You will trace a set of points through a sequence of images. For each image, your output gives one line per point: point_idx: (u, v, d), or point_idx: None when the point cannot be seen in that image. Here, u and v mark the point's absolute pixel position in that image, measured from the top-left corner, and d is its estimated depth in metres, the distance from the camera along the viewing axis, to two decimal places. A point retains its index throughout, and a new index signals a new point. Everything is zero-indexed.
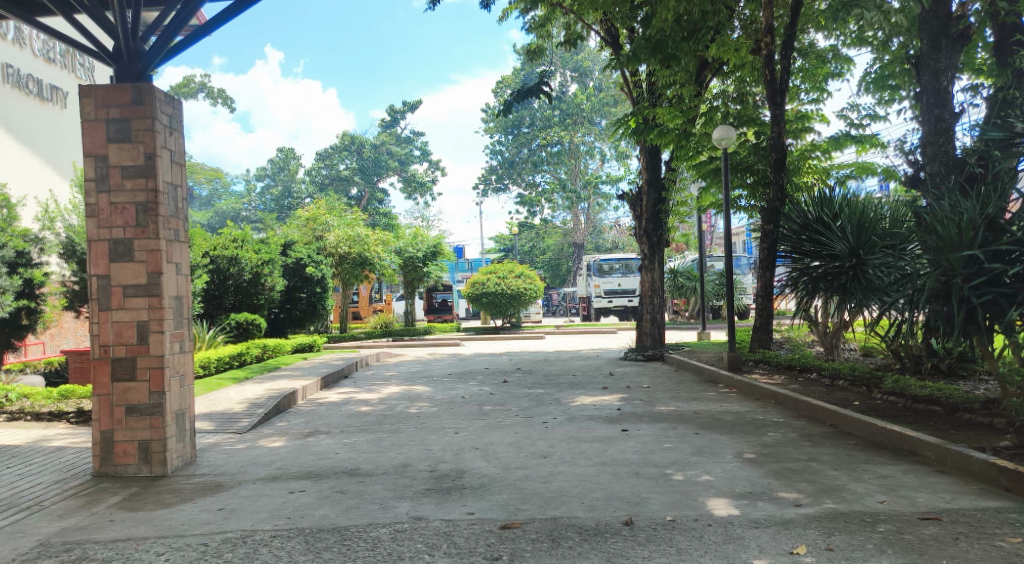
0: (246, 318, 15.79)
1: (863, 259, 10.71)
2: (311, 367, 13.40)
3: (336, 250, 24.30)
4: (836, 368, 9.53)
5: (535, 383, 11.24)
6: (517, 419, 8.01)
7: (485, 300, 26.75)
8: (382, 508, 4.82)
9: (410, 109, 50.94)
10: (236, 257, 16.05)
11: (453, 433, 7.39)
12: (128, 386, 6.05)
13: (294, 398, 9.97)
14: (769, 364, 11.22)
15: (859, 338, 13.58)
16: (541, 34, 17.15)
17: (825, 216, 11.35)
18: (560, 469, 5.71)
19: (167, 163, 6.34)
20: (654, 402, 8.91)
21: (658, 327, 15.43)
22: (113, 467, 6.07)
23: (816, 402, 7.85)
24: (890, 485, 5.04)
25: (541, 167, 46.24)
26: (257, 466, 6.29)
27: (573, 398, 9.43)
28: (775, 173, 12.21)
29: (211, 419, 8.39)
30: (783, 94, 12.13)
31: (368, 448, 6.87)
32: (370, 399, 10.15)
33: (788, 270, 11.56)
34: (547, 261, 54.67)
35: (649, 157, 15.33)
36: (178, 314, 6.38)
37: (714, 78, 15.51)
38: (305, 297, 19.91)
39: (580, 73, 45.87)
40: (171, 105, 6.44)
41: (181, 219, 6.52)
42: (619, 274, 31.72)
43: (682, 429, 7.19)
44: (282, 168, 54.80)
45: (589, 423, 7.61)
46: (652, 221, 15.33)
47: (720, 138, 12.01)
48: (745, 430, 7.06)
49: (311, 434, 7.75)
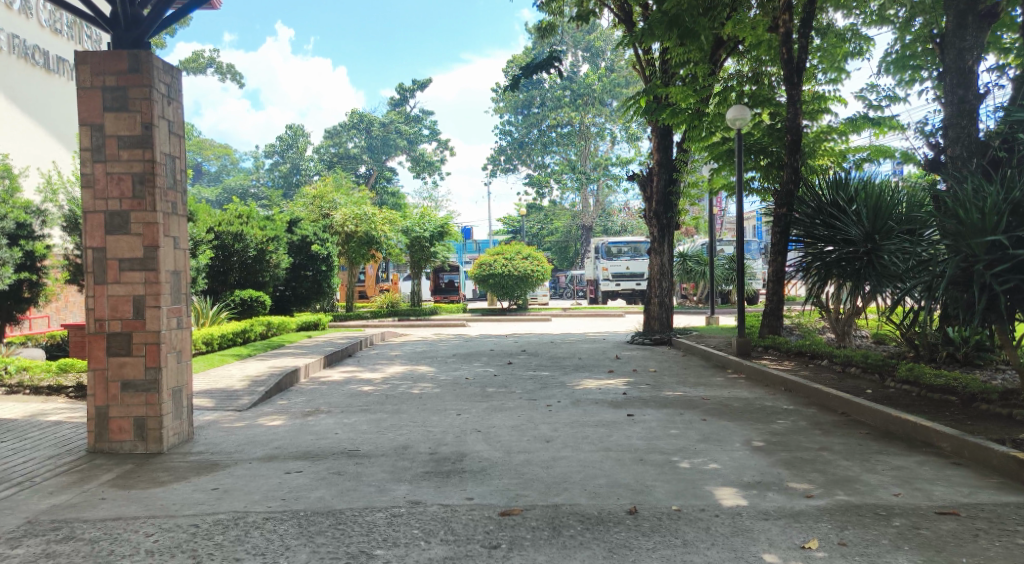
0: (251, 295, 15.66)
1: (878, 245, 10.44)
2: (315, 345, 13.29)
3: (343, 229, 24.12)
4: (849, 354, 9.32)
5: (540, 365, 11.09)
6: (521, 401, 7.85)
7: (492, 282, 26.61)
8: (378, 491, 4.69)
9: (420, 88, 50.47)
10: (242, 233, 15.95)
11: (455, 415, 7.25)
12: (123, 361, 5.93)
13: (296, 376, 9.86)
14: (779, 350, 11.05)
15: (872, 326, 13.31)
16: (554, 11, 16.77)
17: (839, 200, 11.12)
18: (562, 454, 5.56)
19: (165, 134, 6.16)
20: (661, 387, 8.75)
21: (667, 311, 15.21)
22: (108, 444, 5.96)
23: (827, 389, 7.66)
24: (904, 477, 4.87)
25: (552, 148, 45.81)
26: (254, 445, 6.18)
27: (578, 381, 9.26)
28: (789, 155, 11.90)
29: (211, 397, 8.28)
30: (800, 73, 11.78)
31: (368, 428, 6.74)
32: (373, 379, 10.02)
33: (801, 254, 11.32)
34: (555, 243, 54.17)
35: (661, 138, 15.03)
36: (175, 288, 6.23)
37: (729, 58, 15.14)
38: (310, 275, 19.76)
39: (592, 53, 45.26)
40: (169, 75, 6.25)
41: (179, 191, 6.36)
42: (627, 258, 31.53)
43: (689, 415, 7.02)
44: (290, 145, 54.42)
45: (593, 407, 7.46)
46: (662, 203, 15.06)
47: (734, 119, 11.69)
48: (754, 417, 6.89)
49: (311, 413, 7.63)
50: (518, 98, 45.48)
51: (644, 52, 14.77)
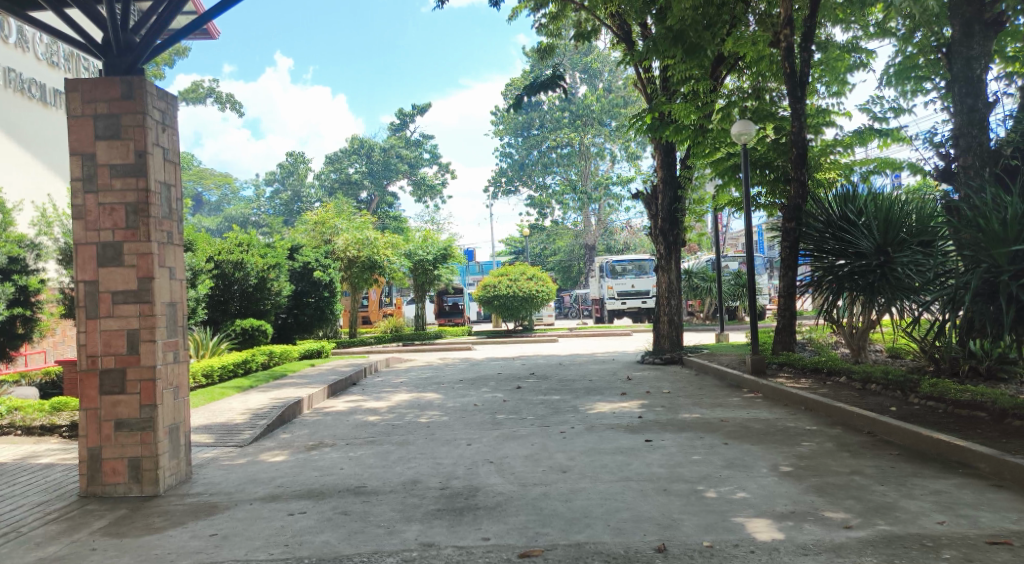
0: (252, 324, 15.39)
1: (891, 257, 10.17)
2: (319, 374, 13.01)
3: (345, 254, 23.93)
4: (868, 370, 8.99)
5: (550, 389, 10.79)
6: (533, 429, 7.56)
7: (497, 304, 26.33)
8: (388, 533, 4.40)
9: (419, 112, 50.61)
10: (242, 261, 15.74)
11: (465, 445, 6.96)
12: (118, 399, 5.69)
13: (300, 408, 9.58)
14: (794, 367, 10.72)
15: (887, 339, 13.03)
16: (553, 32, 16.67)
17: (848, 213, 10.86)
18: (581, 486, 5.27)
19: (160, 162, 5.97)
20: (677, 410, 8.45)
21: (676, 330, 14.92)
22: (102, 487, 5.69)
23: (850, 408, 7.36)
24: (945, 503, 4.56)
25: (552, 168, 45.78)
26: (255, 484, 5.89)
27: (591, 406, 8.97)
28: (795, 169, 11.60)
29: (211, 432, 8.00)
30: (804, 86, 11.53)
31: (374, 462, 6.45)
32: (379, 408, 9.73)
33: (811, 269, 11.04)
34: (558, 263, 53.95)
35: (665, 155, 14.85)
36: (172, 321, 6.00)
37: (730, 76, 14.88)
38: (312, 302, 19.51)
39: (589, 74, 45.35)
40: (163, 101, 6.06)
41: (175, 220, 6.14)
42: (632, 275, 31.24)
43: (710, 439, 6.72)
44: (290, 172, 54.47)
45: (609, 433, 7.17)
46: (668, 221, 14.84)
47: (738, 134, 11.44)
48: (778, 440, 6.59)
49: (315, 447, 7.33)
50: (517, 120, 45.69)
51: (645, 69, 14.60)
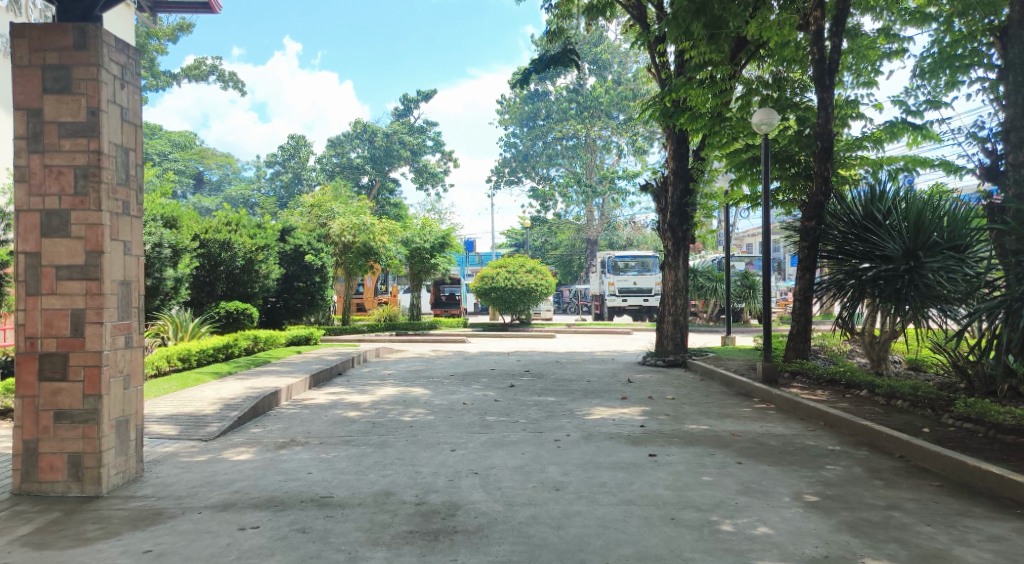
0: (237, 307, 14.68)
1: (920, 262, 9.49)
2: (303, 363, 12.37)
3: (340, 239, 23.23)
4: (893, 385, 8.33)
5: (544, 389, 10.14)
6: (525, 435, 6.91)
7: (496, 295, 25.66)
8: (348, 561, 3.75)
9: (424, 98, 49.80)
10: (229, 241, 15.11)
11: (449, 451, 6.30)
12: (58, 388, 5.02)
13: (276, 399, 8.93)
14: (809, 377, 10.06)
15: (904, 349, 12.40)
16: (565, 14, 15.84)
17: (875, 213, 10.24)
18: (576, 509, 4.61)
19: (116, 122, 5.28)
20: (682, 419, 7.80)
21: (682, 331, 14.26)
22: (37, 485, 5.04)
23: (878, 427, 6.72)
24: (1008, 553, 3.91)
25: (557, 160, 45.25)
26: (209, 488, 5.23)
27: (588, 410, 8.31)
28: (819, 163, 10.89)
29: (174, 423, 7.34)
30: (832, 74, 10.83)
31: (348, 467, 5.79)
32: (361, 403, 9.06)
33: (831, 272, 10.40)
34: (559, 257, 53.27)
35: (677, 145, 14.10)
36: (124, 302, 5.32)
37: (750, 65, 14.13)
38: (303, 287, 18.82)
39: (599, 65, 44.02)
40: (124, 54, 5.38)
41: (133, 188, 5.46)
42: (635, 272, 30.58)
43: (721, 457, 6.06)
44: (292, 154, 53.71)
45: (608, 444, 6.51)
46: (677, 215, 14.18)
47: (759, 123, 10.74)
48: (798, 461, 5.93)
49: (285, 445, 6.67)
50: (524, 110, 45.22)
51: (659, 51, 13.78)
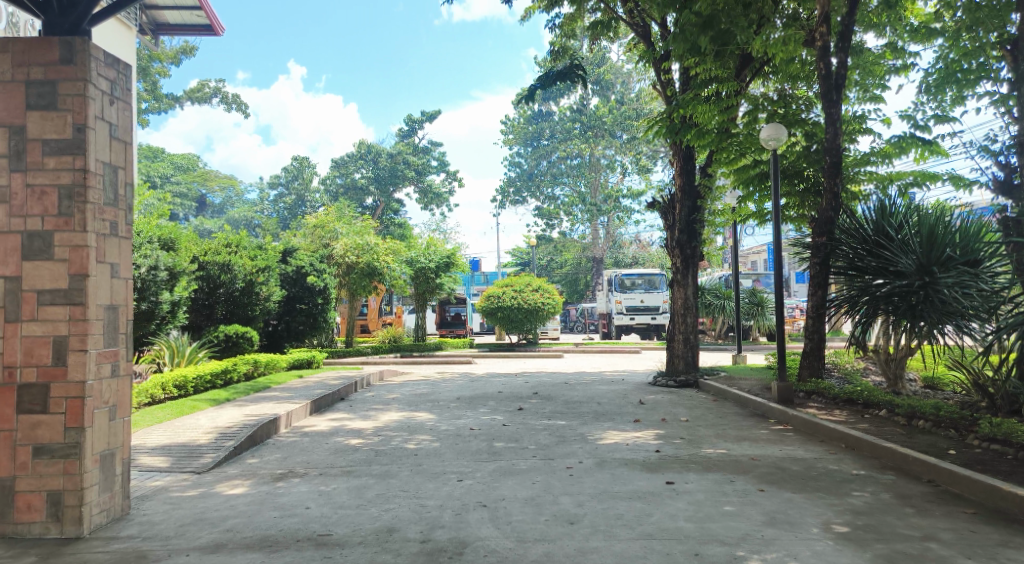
0: (236, 331, 14.40)
1: (935, 278, 9.13)
2: (305, 387, 12.05)
3: (343, 260, 23.01)
4: (913, 404, 7.92)
5: (553, 412, 9.78)
6: (535, 463, 6.55)
7: (501, 315, 25.32)
8: None
9: (428, 119, 49.87)
10: (228, 263, 14.87)
11: (455, 481, 5.95)
12: (37, 421, 4.71)
13: (275, 427, 8.61)
14: (825, 397, 9.66)
15: (920, 366, 11.99)
16: (569, 33, 15.67)
17: (886, 228, 9.88)
18: (592, 545, 4.26)
19: (104, 139, 5.03)
20: (698, 443, 7.43)
21: (692, 350, 13.90)
22: (13, 526, 4.71)
23: (903, 450, 6.32)
24: None
25: (561, 179, 45.09)
26: (199, 526, 4.90)
27: (600, 435, 7.94)
28: (828, 179, 10.55)
29: (168, 454, 7.02)
30: (840, 90, 10.50)
31: (348, 500, 5.45)
32: (364, 430, 8.72)
33: (842, 289, 10.03)
34: (565, 275, 52.96)
35: (684, 161, 13.85)
36: (110, 328, 5.02)
37: (757, 80, 13.87)
38: (305, 309, 18.53)
39: (602, 85, 43.90)
40: (113, 69, 5.15)
41: (122, 208, 5.20)
42: (641, 291, 30.22)
43: (742, 483, 5.69)
44: (295, 176, 53.92)
45: (623, 471, 6.15)
46: (686, 231, 13.85)
47: (769, 138, 10.44)
48: (823, 487, 5.55)
49: (282, 477, 6.34)
50: (527, 130, 45.21)
51: (664, 68, 13.58)
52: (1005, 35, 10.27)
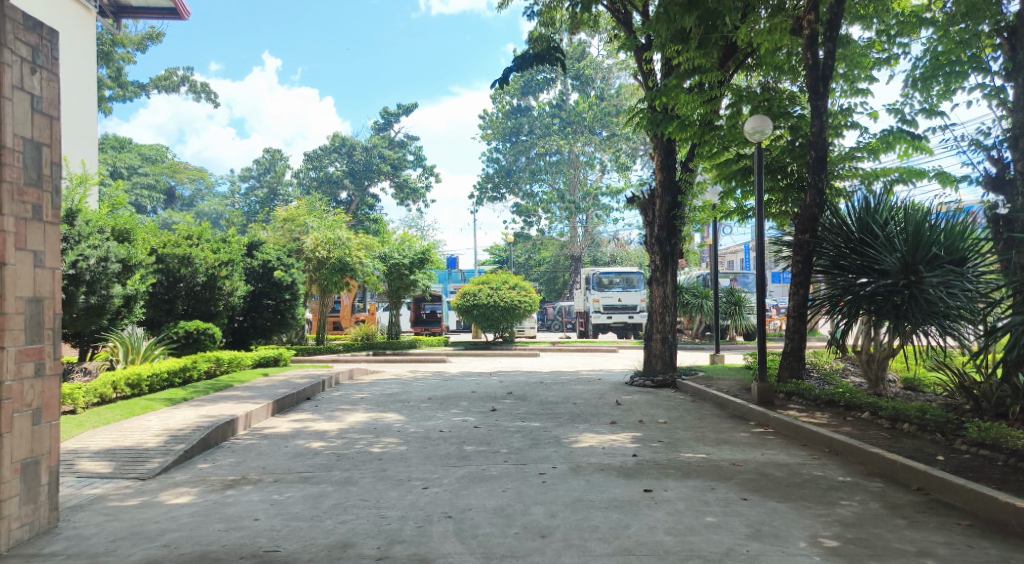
0: (197, 327, 13.84)
1: (920, 277, 8.90)
2: (269, 386, 11.57)
3: (314, 254, 22.44)
4: (897, 406, 7.67)
5: (527, 413, 9.41)
6: (505, 468, 6.18)
7: (476, 312, 24.92)
8: None
9: (405, 113, 49.27)
10: (189, 257, 14.31)
11: (420, 488, 5.56)
12: None
13: (231, 429, 8.14)
14: (805, 398, 9.41)
15: (900, 367, 11.79)
16: (548, 22, 15.32)
17: (871, 224, 9.62)
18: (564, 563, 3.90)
19: (24, 111, 4.56)
20: (677, 447, 7.11)
21: (670, 349, 13.64)
22: None
23: (890, 455, 6.04)
24: None
25: (539, 176, 44.79)
26: (133, 541, 4.45)
27: (575, 438, 7.58)
28: (812, 174, 10.25)
29: (111, 459, 6.54)
30: (827, 81, 10.25)
31: (302, 511, 5.02)
32: (327, 431, 8.28)
33: (825, 287, 9.79)
34: (542, 273, 52.74)
35: (665, 154, 13.54)
36: (34, 323, 4.56)
37: (739, 72, 13.58)
38: (272, 304, 17.98)
39: (581, 81, 43.41)
40: (35, 34, 4.69)
41: (46, 190, 4.74)
42: (619, 289, 30.00)
43: (724, 491, 5.37)
44: (268, 169, 53.06)
45: (599, 477, 5.79)
46: (664, 227, 13.60)
47: (752, 129, 10.15)
48: (809, 496, 5.24)
49: (232, 485, 5.89)
50: (505, 125, 44.80)
51: (645, 58, 13.28)
52: (1002, 24, 10.04)
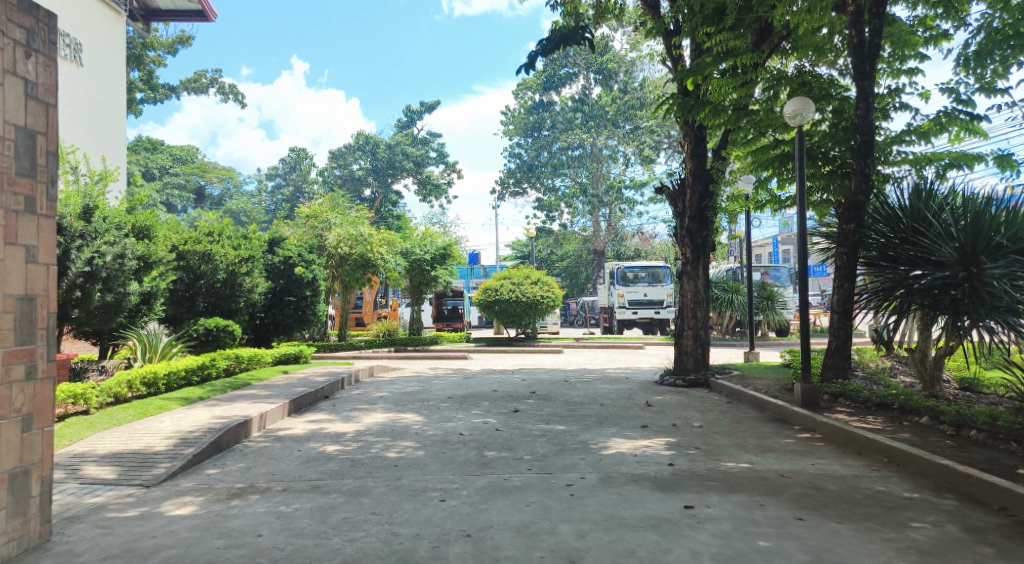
0: (217, 325, 13.55)
1: (981, 269, 8.27)
2: (286, 384, 11.25)
3: (336, 250, 22.20)
4: (962, 410, 7.06)
5: (552, 415, 8.94)
6: (532, 478, 5.72)
7: (499, 308, 24.53)
8: None
9: (427, 108, 48.96)
10: (209, 253, 14.09)
11: (439, 501, 5.13)
12: None
13: (244, 432, 7.80)
14: (853, 399, 8.79)
15: (954, 366, 11.13)
16: (573, 11, 14.75)
17: (925, 213, 9.00)
18: None
19: (16, 97, 4.22)
20: (717, 455, 6.61)
21: (703, 346, 13.07)
22: None
23: (963, 469, 5.47)
24: None
25: (561, 170, 44.08)
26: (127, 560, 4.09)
27: (605, 444, 7.10)
28: (858, 159, 9.62)
29: (116, 464, 6.21)
30: (873, 61, 9.63)
31: (309, 526, 4.63)
32: (343, 435, 7.90)
33: (874, 280, 9.18)
34: (565, 268, 52.12)
35: (696, 142, 12.98)
36: (26, 323, 4.22)
37: (776, 56, 12.92)
38: (293, 302, 17.68)
39: (604, 74, 42.71)
40: (29, 14, 4.34)
41: (42, 181, 4.40)
42: (645, 284, 29.34)
43: (775, 509, 4.87)
44: (292, 167, 53.10)
45: (633, 490, 5.32)
46: (696, 219, 13.05)
47: (793, 114, 9.57)
48: (873, 516, 4.72)
49: (239, 494, 5.52)
50: (528, 119, 44.30)
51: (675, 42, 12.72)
52: None
